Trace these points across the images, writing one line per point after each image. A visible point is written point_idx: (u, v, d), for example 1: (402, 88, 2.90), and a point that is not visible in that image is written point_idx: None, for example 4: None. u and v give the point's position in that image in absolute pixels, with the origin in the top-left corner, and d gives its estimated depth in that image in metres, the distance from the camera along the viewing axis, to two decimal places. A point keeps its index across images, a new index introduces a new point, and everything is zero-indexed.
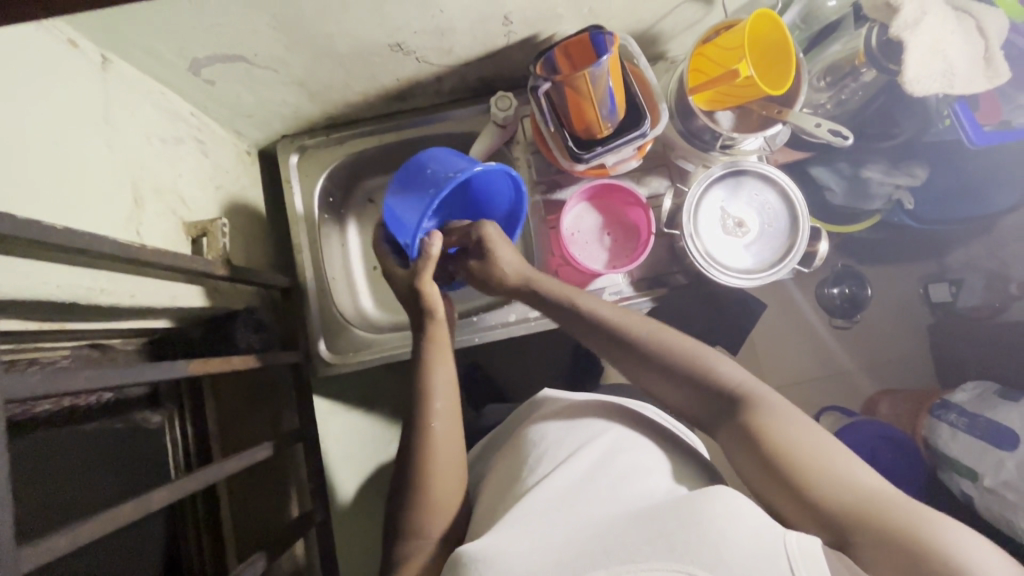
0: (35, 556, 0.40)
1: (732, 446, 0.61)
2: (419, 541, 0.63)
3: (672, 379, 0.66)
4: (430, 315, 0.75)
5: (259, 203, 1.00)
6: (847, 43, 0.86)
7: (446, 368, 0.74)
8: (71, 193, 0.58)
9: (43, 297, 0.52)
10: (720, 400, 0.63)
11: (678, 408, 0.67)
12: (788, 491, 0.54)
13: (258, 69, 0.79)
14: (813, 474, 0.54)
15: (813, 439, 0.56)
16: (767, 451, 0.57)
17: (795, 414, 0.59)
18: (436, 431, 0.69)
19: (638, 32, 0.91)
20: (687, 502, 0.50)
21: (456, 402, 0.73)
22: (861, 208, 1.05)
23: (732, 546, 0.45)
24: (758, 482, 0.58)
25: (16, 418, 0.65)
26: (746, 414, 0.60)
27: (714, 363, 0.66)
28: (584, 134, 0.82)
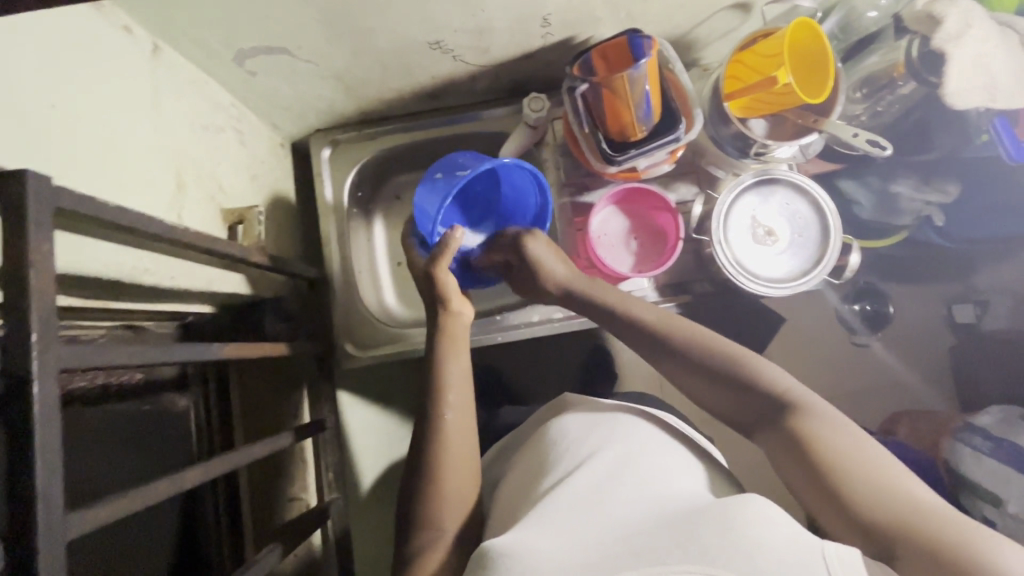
0: (81, 525, 0.41)
1: (774, 450, 0.61)
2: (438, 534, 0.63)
3: (714, 382, 0.66)
4: (443, 305, 0.78)
5: (290, 195, 1.01)
6: (885, 55, 0.86)
7: (457, 362, 0.74)
8: (123, 172, 0.60)
9: (93, 275, 0.53)
10: (764, 404, 0.63)
11: (719, 410, 0.67)
12: (828, 498, 0.54)
13: (299, 62, 0.80)
14: (861, 485, 0.53)
15: (859, 447, 0.56)
16: (816, 458, 0.56)
17: (843, 421, 0.59)
18: (448, 423, 0.69)
19: (674, 38, 0.91)
20: (719, 506, 0.50)
21: (469, 396, 0.73)
22: (890, 223, 1.04)
23: (767, 552, 0.45)
24: (800, 486, 0.58)
25: (70, 389, 0.68)
26: (794, 420, 0.60)
27: (759, 367, 0.65)
28: (617, 136, 0.82)
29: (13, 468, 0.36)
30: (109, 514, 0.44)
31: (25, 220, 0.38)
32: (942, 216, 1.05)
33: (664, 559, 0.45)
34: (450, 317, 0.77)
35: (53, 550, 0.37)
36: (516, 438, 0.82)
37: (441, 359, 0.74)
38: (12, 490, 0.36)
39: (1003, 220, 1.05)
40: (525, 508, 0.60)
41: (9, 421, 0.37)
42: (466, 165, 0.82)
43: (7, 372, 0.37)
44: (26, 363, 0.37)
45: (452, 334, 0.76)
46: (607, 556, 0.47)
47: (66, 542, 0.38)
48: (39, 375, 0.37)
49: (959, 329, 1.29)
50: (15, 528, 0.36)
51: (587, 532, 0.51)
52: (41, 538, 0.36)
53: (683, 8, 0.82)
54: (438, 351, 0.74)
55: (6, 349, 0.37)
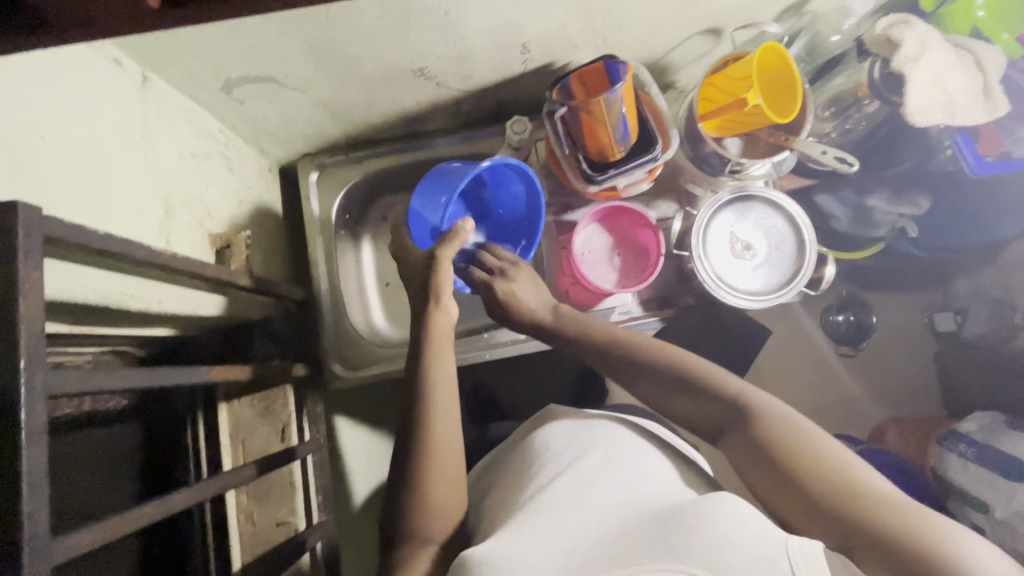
0: (67, 549, 0.41)
1: (734, 454, 0.63)
2: (419, 550, 0.63)
3: (676, 392, 0.68)
4: (434, 298, 0.75)
5: (278, 219, 1.03)
6: (849, 77, 0.90)
7: (443, 365, 0.73)
8: (112, 199, 0.61)
9: (79, 301, 0.54)
10: (723, 410, 0.65)
11: (685, 419, 0.69)
12: (794, 498, 0.56)
13: (286, 89, 0.82)
14: (816, 480, 0.55)
15: (814, 443, 0.58)
16: (774, 457, 0.58)
17: (798, 420, 0.61)
18: (436, 432, 0.68)
19: (649, 63, 0.95)
20: (691, 506, 0.51)
21: (454, 399, 0.72)
22: (866, 235, 1.07)
23: (735, 549, 0.45)
24: (759, 485, 0.59)
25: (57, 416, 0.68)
26: (748, 423, 0.62)
27: (713, 373, 0.68)
28: (597, 156, 0.85)
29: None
30: (96, 539, 0.44)
31: (14, 250, 0.39)
32: (915, 228, 1.07)
33: (640, 559, 0.46)
34: (440, 312, 0.75)
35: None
36: (502, 452, 0.83)
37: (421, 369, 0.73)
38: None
39: (973, 230, 1.09)
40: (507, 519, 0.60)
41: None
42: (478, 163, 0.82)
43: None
44: (14, 389, 0.38)
45: (437, 337, 0.74)
46: (584, 562, 0.48)
47: (51, 567, 0.39)
48: (26, 401, 0.38)
49: (939, 337, 1.32)
50: (2, 552, 0.37)
51: (564, 537, 0.51)
52: (25, 565, 0.37)
53: (656, 34, 0.86)
54: (424, 359, 0.73)
55: None
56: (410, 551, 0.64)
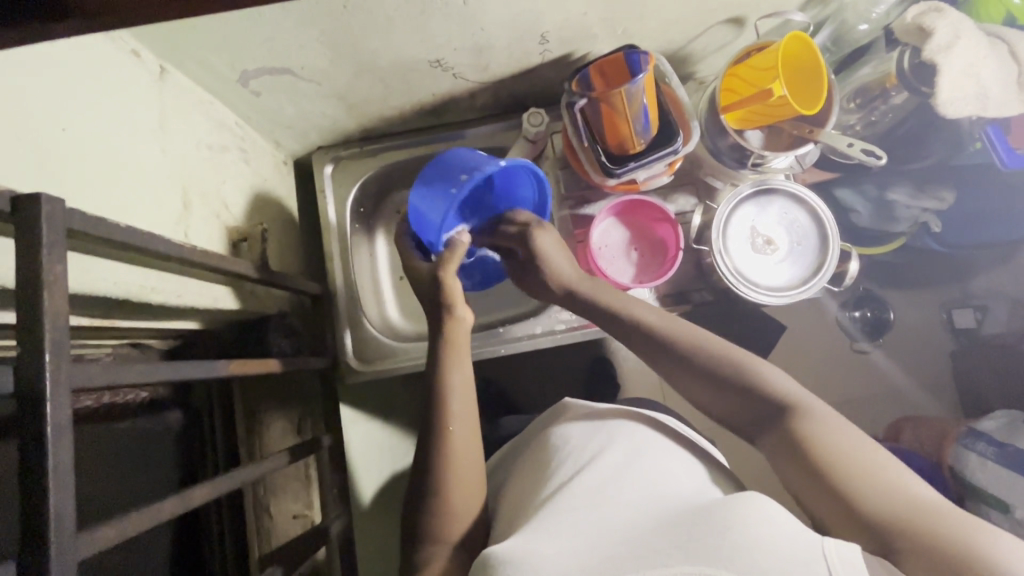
0: (91, 544, 0.41)
1: (775, 450, 0.61)
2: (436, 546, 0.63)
3: (715, 386, 0.67)
4: (449, 308, 0.76)
5: (293, 212, 1.02)
6: (877, 66, 0.88)
7: (461, 369, 0.73)
8: (130, 192, 0.60)
9: (100, 294, 0.53)
10: (765, 407, 0.63)
11: (723, 414, 0.67)
12: (829, 497, 0.55)
13: (302, 81, 0.81)
14: (859, 484, 0.53)
15: (858, 445, 0.56)
16: (816, 457, 0.57)
17: (844, 422, 0.59)
18: (455, 434, 0.68)
19: (669, 53, 0.93)
20: (718, 507, 0.49)
21: (472, 402, 0.72)
22: (886, 229, 1.04)
23: (764, 553, 0.44)
24: (798, 483, 0.58)
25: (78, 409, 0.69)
26: (791, 420, 0.60)
27: (758, 368, 0.66)
28: (616, 149, 0.84)
29: (25, 488, 0.36)
30: (119, 533, 0.44)
31: (37, 243, 0.39)
32: (938, 224, 1.05)
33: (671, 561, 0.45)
34: (456, 322, 0.76)
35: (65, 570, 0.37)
36: (517, 446, 0.82)
37: (439, 369, 0.73)
38: (23, 509, 0.36)
39: (999, 226, 1.06)
40: (526, 516, 0.59)
41: (21, 440, 0.37)
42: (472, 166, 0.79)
43: (21, 392, 0.37)
44: (40, 383, 0.38)
45: (452, 343, 0.75)
46: (609, 562, 0.47)
47: (78, 561, 0.39)
48: (52, 395, 0.38)
49: (960, 334, 1.30)
50: (26, 546, 0.36)
51: (587, 536, 0.50)
52: (53, 561, 0.36)
53: (677, 23, 0.84)
54: (444, 361, 0.74)
55: (19, 368, 0.38)
56: (428, 548, 0.63)
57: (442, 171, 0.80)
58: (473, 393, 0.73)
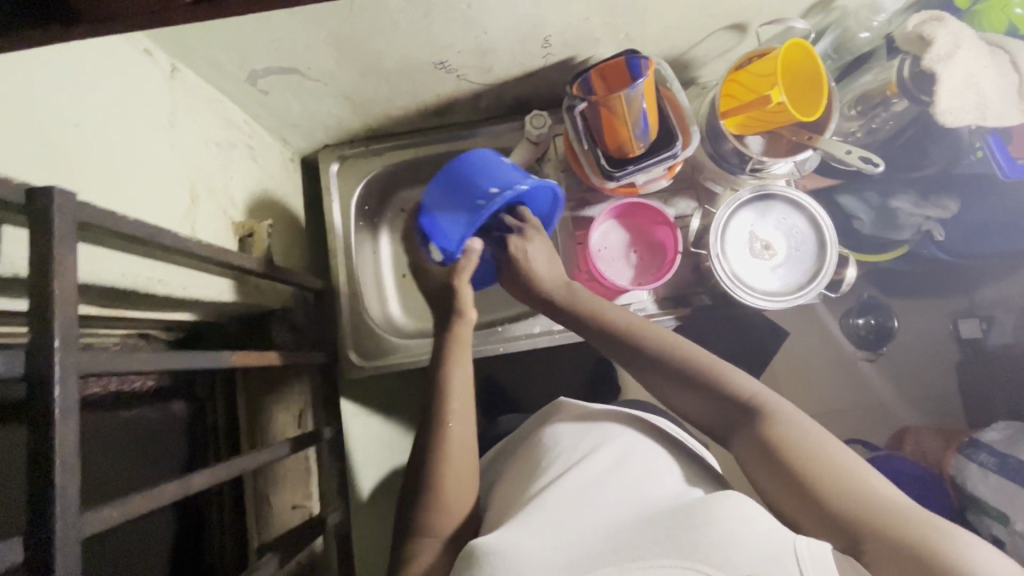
0: (93, 524, 0.42)
1: (744, 454, 0.62)
2: (427, 538, 0.64)
3: (687, 390, 0.67)
4: (459, 315, 0.77)
5: (298, 208, 1.04)
6: (877, 74, 0.88)
7: (462, 369, 0.75)
8: (140, 186, 0.62)
9: (109, 284, 0.55)
10: (734, 411, 0.64)
11: (695, 418, 0.68)
12: (799, 498, 0.56)
13: (309, 81, 0.83)
14: (827, 485, 0.54)
15: (824, 446, 0.58)
16: (786, 460, 0.57)
17: (810, 424, 0.60)
18: (454, 430, 0.70)
19: (672, 58, 0.94)
20: (699, 504, 0.50)
21: (472, 402, 0.74)
22: (890, 236, 1.05)
23: (740, 548, 0.45)
24: (768, 486, 0.59)
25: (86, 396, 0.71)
26: (759, 423, 0.61)
27: (725, 372, 0.67)
28: (616, 153, 0.85)
29: (33, 466, 0.38)
30: (121, 514, 0.45)
31: (49, 233, 0.40)
32: (942, 232, 1.05)
33: (644, 555, 0.47)
34: (462, 324, 0.77)
35: (68, 546, 0.39)
36: (511, 443, 0.83)
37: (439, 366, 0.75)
38: (30, 486, 0.38)
39: (1001, 235, 1.06)
40: (516, 511, 0.61)
41: (30, 420, 0.39)
42: (495, 184, 0.76)
43: (31, 375, 0.39)
44: (49, 368, 0.39)
45: (456, 341, 0.76)
46: (592, 556, 0.48)
47: (81, 540, 0.40)
48: (60, 379, 0.39)
49: (962, 344, 1.29)
50: (32, 522, 0.38)
51: (574, 532, 0.52)
52: (57, 539, 0.38)
53: (679, 29, 0.85)
54: (444, 359, 0.75)
55: (30, 352, 0.40)
56: (420, 542, 0.64)
57: (466, 184, 0.78)
58: (473, 394, 0.75)
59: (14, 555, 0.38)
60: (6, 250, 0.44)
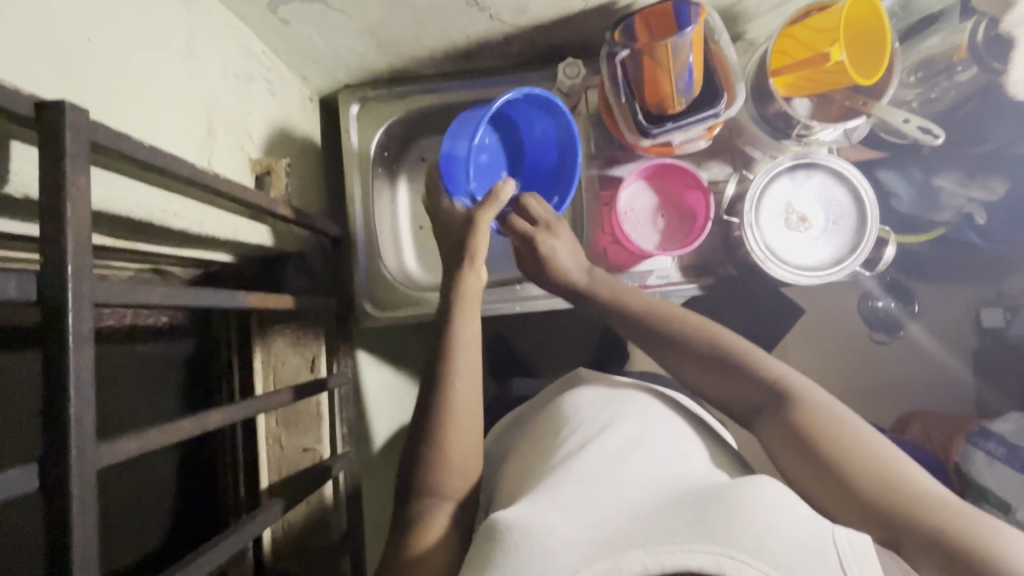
0: (110, 455, 0.42)
1: (772, 442, 0.63)
2: (432, 500, 0.65)
3: (716, 373, 0.69)
4: (470, 262, 0.75)
5: (317, 151, 1.01)
6: (947, 37, 0.81)
7: (469, 325, 0.73)
8: (155, 113, 0.59)
9: (125, 215, 0.53)
10: (763, 393, 0.65)
11: (721, 402, 0.69)
12: (829, 478, 0.57)
13: (333, 12, 0.78)
14: (864, 477, 0.55)
15: (856, 437, 0.58)
16: (823, 453, 0.58)
17: (842, 412, 0.61)
18: (457, 388, 0.69)
19: (721, 9, 0.87)
20: (732, 489, 0.50)
21: (478, 357, 0.72)
22: (930, 218, 1.01)
23: (778, 536, 0.45)
24: (800, 475, 0.59)
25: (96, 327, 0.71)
26: (792, 412, 0.62)
27: (759, 360, 0.67)
28: (655, 108, 0.79)
29: (49, 396, 0.37)
30: (137, 446, 0.45)
31: (60, 152, 0.38)
32: (983, 215, 0.99)
33: (678, 538, 0.45)
34: (473, 275, 0.75)
35: (85, 475, 0.38)
36: (527, 410, 0.83)
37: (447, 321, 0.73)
38: (47, 416, 0.37)
39: None
40: (534, 480, 0.60)
41: (45, 349, 0.37)
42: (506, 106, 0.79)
43: (44, 301, 0.38)
44: (60, 296, 0.38)
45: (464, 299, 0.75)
46: (616, 537, 0.47)
47: (97, 471, 0.40)
48: (73, 307, 0.38)
49: (984, 333, 1.26)
50: (48, 451, 0.37)
51: (600, 509, 0.51)
52: (73, 467, 0.37)
53: None
54: (466, 314, 0.73)
55: (43, 278, 0.38)
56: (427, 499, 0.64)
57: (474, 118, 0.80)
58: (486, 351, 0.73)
59: (29, 484, 0.37)
60: (17, 168, 0.42)
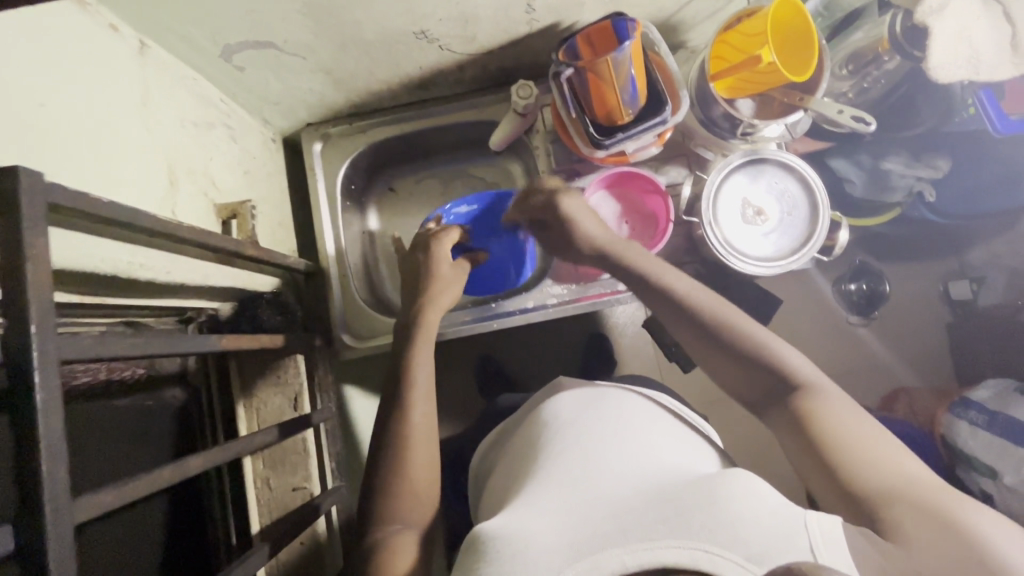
0: (83, 510, 0.42)
1: (782, 428, 0.65)
2: (394, 527, 0.64)
3: (729, 360, 0.70)
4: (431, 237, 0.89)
5: (284, 190, 1.02)
6: (869, 31, 0.87)
7: (424, 360, 0.76)
8: (113, 169, 0.60)
9: (88, 271, 0.54)
10: (776, 383, 0.67)
11: (733, 390, 0.71)
12: (823, 471, 0.59)
13: (287, 55, 0.80)
14: (860, 466, 0.57)
15: (861, 430, 0.60)
16: (820, 441, 0.60)
17: (852, 406, 0.63)
18: (415, 421, 0.70)
19: (660, 22, 0.91)
20: (708, 482, 0.52)
21: (432, 393, 0.74)
22: (881, 200, 1.04)
23: (750, 526, 0.46)
24: (805, 464, 0.62)
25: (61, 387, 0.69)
26: (803, 400, 0.64)
27: (775, 347, 0.69)
28: (605, 120, 0.83)
29: (19, 459, 0.38)
30: (115, 499, 0.45)
31: (16, 215, 0.39)
32: (933, 192, 1.03)
33: (654, 536, 0.46)
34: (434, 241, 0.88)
35: (61, 533, 0.38)
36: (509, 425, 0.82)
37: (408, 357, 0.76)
38: (19, 479, 0.38)
39: (994, 195, 1.06)
40: (518, 488, 0.61)
41: (12, 412, 0.38)
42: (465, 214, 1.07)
43: (11, 363, 0.38)
44: (27, 356, 0.38)
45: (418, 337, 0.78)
46: (596, 538, 0.48)
47: (74, 526, 0.40)
48: (40, 365, 0.38)
49: (954, 305, 1.30)
50: (22, 515, 0.37)
51: (579, 514, 0.52)
52: (49, 526, 0.38)
53: None
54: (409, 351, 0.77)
55: (7, 340, 0.38)
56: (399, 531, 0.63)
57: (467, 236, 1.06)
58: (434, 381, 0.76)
59: (5, 545, 0.37)
60: None
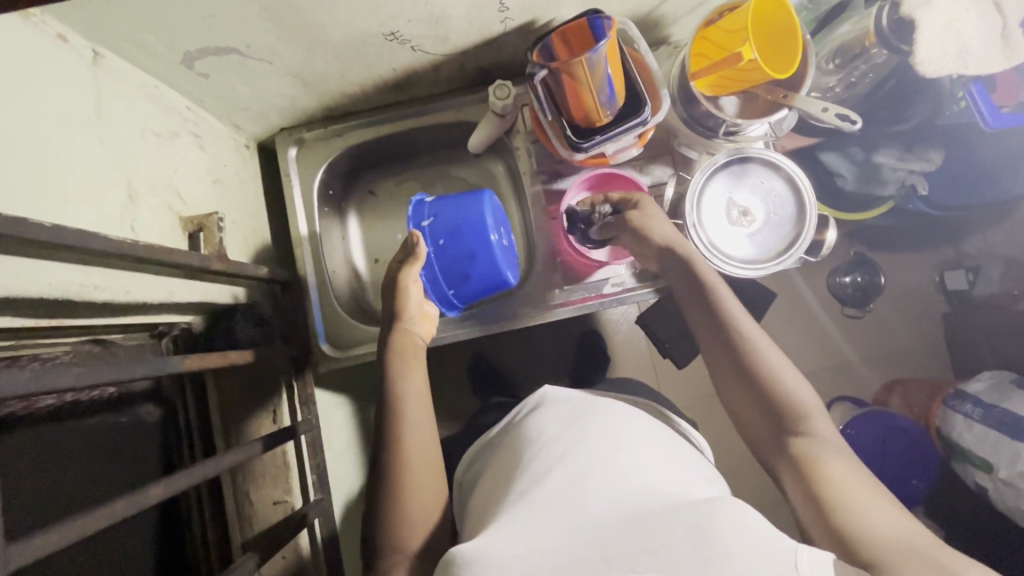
0: (25, 554, 0.41)
1: (782, 465, 0.64)
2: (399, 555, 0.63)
3: (744, 388, 0.70)
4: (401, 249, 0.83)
5: (259, 197, 1.00)
6: (857, 23, 0.84)
7: (415, 378, 0.74)
8: (64, 189, 0.58)
9: (36, 294, 0.52)
10: (782, 423, 0.66)
11: (742, 422, 0.71)
12: (813, 505, 0.58)
13: (252, 60, 0.77)
14: (853, 508, 0.55)
15: (861, 481, 0.58)
16: (818, 478, 0.59)
17: (854, 461, 0.61)
18: (406, 439, 0.68)
19: (640, 17, 0.88)
20: (691, 511, 0.50)
21: (425, 411, 0.72)
22: (874, 193, 1.01)
23: (736, 565, 0.45)
24: (799, 501, 0.60)
25: (19, 412, 0.66)
26: (807, 443, 0.63)
27: (791, 388, 0.68)
28: (583, 122, 0.80)
29: None
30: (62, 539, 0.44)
31: None
32: (925, 184, 1.01)
33: None
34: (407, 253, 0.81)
35: None
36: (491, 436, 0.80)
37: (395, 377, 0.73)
38: None
39: (988, 186, 1.04)
40: (497, 508, 0.59)
41: None
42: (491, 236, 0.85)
43: None
44: None
45: (402, 351, 0.76)
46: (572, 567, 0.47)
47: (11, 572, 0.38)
48: None
49: (949, 296, 1.28)
50: None
51: (555, 540, 0.50)
52: None
53: None
54: (398, 366, 0.74)
55: None
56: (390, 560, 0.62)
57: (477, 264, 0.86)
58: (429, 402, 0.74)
59: None
60: None
